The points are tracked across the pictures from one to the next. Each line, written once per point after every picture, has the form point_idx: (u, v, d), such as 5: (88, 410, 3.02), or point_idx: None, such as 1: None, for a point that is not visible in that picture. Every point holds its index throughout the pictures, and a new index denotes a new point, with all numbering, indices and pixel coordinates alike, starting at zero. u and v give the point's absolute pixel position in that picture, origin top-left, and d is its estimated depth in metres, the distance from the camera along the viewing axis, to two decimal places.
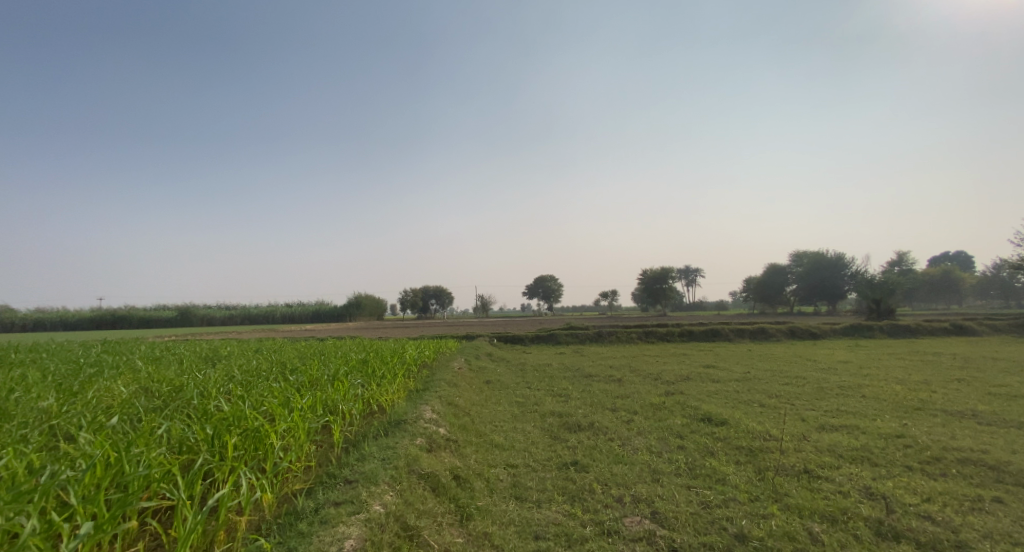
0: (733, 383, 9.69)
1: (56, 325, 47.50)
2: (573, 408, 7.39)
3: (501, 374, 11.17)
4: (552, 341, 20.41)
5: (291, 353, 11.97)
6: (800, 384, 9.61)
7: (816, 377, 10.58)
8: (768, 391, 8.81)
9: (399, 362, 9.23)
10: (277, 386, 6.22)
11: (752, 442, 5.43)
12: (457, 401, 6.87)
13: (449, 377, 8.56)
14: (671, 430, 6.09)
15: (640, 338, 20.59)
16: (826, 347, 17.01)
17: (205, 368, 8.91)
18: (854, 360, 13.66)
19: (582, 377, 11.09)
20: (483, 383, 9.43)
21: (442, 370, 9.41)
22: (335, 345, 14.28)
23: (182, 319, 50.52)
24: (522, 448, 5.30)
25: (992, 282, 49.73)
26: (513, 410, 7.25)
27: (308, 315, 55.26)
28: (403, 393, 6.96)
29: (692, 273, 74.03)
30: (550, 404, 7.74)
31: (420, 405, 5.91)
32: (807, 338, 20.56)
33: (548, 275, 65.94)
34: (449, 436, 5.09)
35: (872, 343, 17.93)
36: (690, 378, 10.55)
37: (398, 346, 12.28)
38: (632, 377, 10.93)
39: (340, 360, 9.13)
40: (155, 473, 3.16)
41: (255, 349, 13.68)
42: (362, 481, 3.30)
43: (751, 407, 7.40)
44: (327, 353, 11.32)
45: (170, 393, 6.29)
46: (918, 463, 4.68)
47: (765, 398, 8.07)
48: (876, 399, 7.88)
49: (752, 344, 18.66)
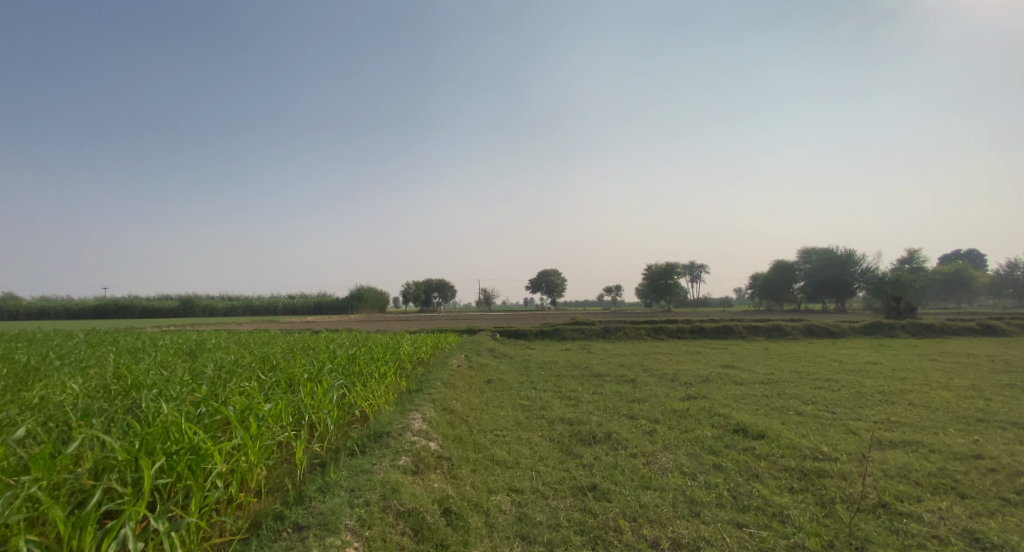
0: (760, 386, 8.79)
1: (59, 312, 47.24)
2: (585, 413, 6.54)
3: (505, 372, 10.32)
4: (557, 337, 19.55)
5: (279, 346, 11.13)
6: (835, 388, 8.70)
7: (848, 380, 9.68)
8: (801, 396, 7.92)
9: (391, 359, 8.38)
10: (247, 388, 5.39)
11: (803, 462, 4.56)
12: (454, 406, 6.02)
13: (446, 377, 7.70)
14: (702, 445, 5.23)
15: (649, 334, 19.72)
16: (848, 347, 16.10)
17: (177, 363, 8.08)
18: (883, 361, 12.72)
19: (591, 377, 10.21)
20: (484, 383, 8.59)
21: (440, 368, 8.57)
22: (328, 338, 13.46)
23: (183, 309, 50.01)
24: (528, 468, 4.44)
25: (1005, 281, 48.59)
26: (517, 416, 6.40)
27: (310, 307, 54.71)
28: (392, 396, 6.12)
29: (698, 269, 73.23)
30: (559, 408, 6.89)
31: (410, 412, 5.06)
32: (826, 337, 19.62)
33: (552, 271, 65.15)
34: (441, 452, 4.22)
35: (896, 343, 16.99)
36: (710, 379, 9.67)
37: (393, 341, 11.44)
38: (646, 377, 10.06)
39: (326, 357, 8.27)
40: (34, 514, 2.33)
41: (243, 341, 12.88)
42: (316, 528, 2.46)
43: (788, 417, 6.52)
44: (316, 347, 10.49)
45: (124, 392, 5.48)
46: (1017, 497, 3.81)
47: (800, 405, 7.19)
48: (928, 408, 6.98)
49: (768, 342, 17.76)
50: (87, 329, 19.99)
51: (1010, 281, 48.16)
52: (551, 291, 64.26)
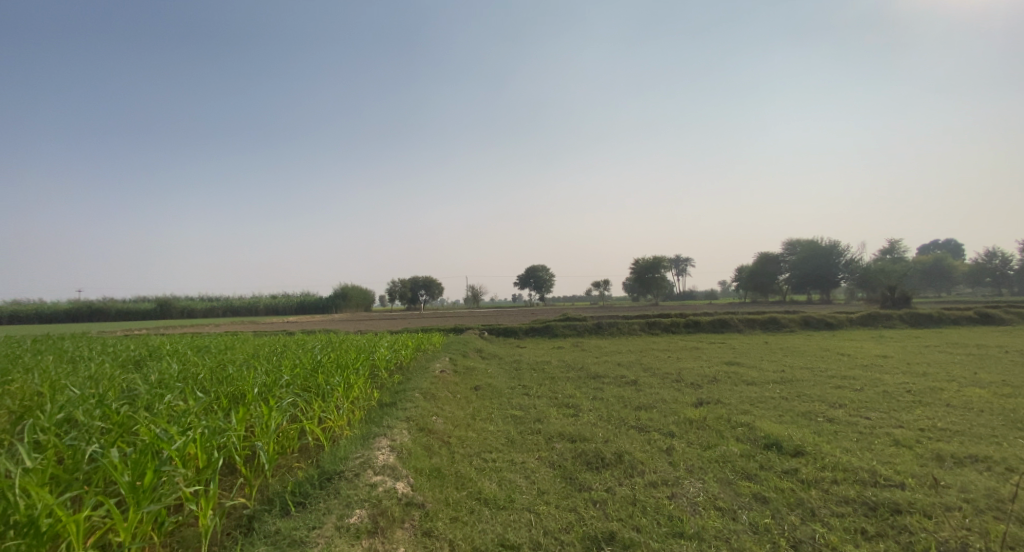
0: (776, 386, 7.97)
1: (29, 317, 45.07)
2: (588, 427, 5.61)
3: (492, 376, 9.39)
4: (548, 334, 18.64)
5: (242, 352, 10.04)
6: (857, 387, 7.91)
7: (867, 377, 8.90)
8: (826, 398, 7.10)
9: (363, 366, 7.37)
10: (175, 414, 4.38)
11: (868, 493, 3.68)
12: (433, 424, 5.06)
13: (426, 385, 6.72)
14: (733, 468, 4.32)
15: (643, 329, 18.94)
16: (851, 340, 15.47)
17: (113, 375, 6.99)
18: (893, 354, 12.05)
19: (588, 379, 9.31)
20: (471, 391, 7.62)
21: (419, 375, 7.58)
22: (301, 341, 12.36)
23: (160, 311, 48.14)
24: (524, 509, 3.49)
25: (983, 269, 49.01)
26: (508, 433, 5.45)
27: (292, 307, 53.11)
28: (359, 414, 5.12)
29: (684, 262, 73.06)
30: (557, 420, 5.96)
31: (375, 438, 4.07)
32: (824, 329, 19.02)
33: (540, 266, 64.41)
34: (412, 496, 3.26)
35: (898, 334, 16.44)
36: (719, 379, 8.81)
37: (371, 343, 10.45)
38: (648, 377, 9.18)
39: (288, 365, 7.22)
40: None
41: (203, 347, 11.68)
42: None
43: (821, 425, 5.67)
44: (283, 353, 9.47)
45: (22, 418, 4.45)
46: None
47: (830, 410, 6.35)
48: (973, 412, 6.20)
49: (767, 335, 17.08)
50: (45, 333, 18.59)
51: (989, 269, 48.62)
52: (539, 287, 63.37)
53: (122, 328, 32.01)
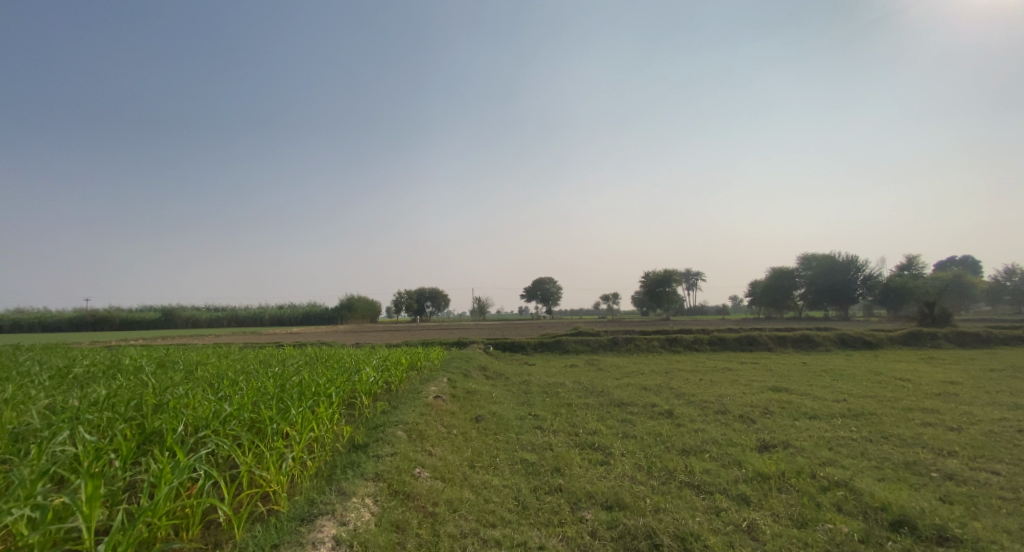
0: (848, 423, 6.46)
1: (35, 326, 44.46)
2: (626, 487, 4.16)
3: (498, 402, 7.98)
4: (559, 350, 17.19)
5: (212, 369, 8.74)
6: (951, 424, 6.38)
7: (953, 409, 7.35)
8: (923, 441, 5.57)
9: (340, 391, 6.00)
10: (39, 468, 3.03)
11: None
12: (415, 482, 3.63)
13: (414, 418, 5.32)
14: None
15: (663, 345, 17.42)
16: (899, 361, 13.87)
17: (31, 397, 5.69)
18: (961, 380, 10.45)
19: (612, 407, 7.85)
20: (471, 424, 6.20)
21: (407, 403, 6.16)
22: (283, 357, 10.96)
23: (164, 320, 47.33)
24: None
25: (1004, 287, 47.02)
26: (517, 495, 4.00)
27: (297, 318, 52.08)
28: (313, 466, 3.73)
29: (693, 276, 71.44)
30: (583, 475, 4.50)
31: (314, 521, 2.67)
32: (862, 348, 17.35)
33: (548, 280, 63.05)
34: None
35: (950, 356, 14.78)
36: (772, 411, 7.29)
37: (360, 360, 9.12)
38: (685, 408, 7.68)
39: (246, 389, 5.87)
40: None
41: (173, 361, 10.35)
42: None
43: (944, 489, 4.16)
44: (256, 371, 8.10)
45: None
46: None
47: (940, 461, 4.84)
48: None
49: (802, 354, 15.48)
50: (31, 342, 17.46)
51: (1009, 287, 46.87)
52: (546, 300, 61.87)
53: (121, 337, 31.14)
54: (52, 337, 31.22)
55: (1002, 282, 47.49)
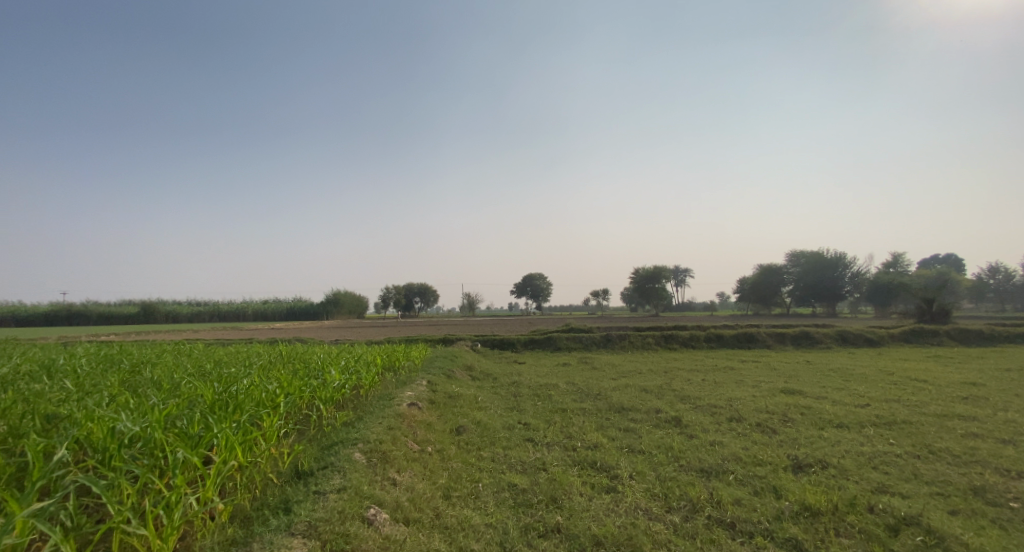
0: (883, 434, 5.65)
1: (5, 320, 42.46)
2: (642, 529, 3.28)
3: (483, 407, 7.06)
4: (550, 347, 16.31)
5: (160, 370, 7.72)
6: (999, 435, 5.62)
7: (991, 416, 6.60)
8: (979, 459, 4.77)
9: (295, 398, 5.06)
10: None
11: None
12: (365, 533, 2.71)
13: (378, 435, 4.41)
14: None
15: (658, 342, 16.66)
16: (906, 360, 13.25)
17: None
18: (981, 381, 9.77)
19: (612, 414, 6.97)
20: (450, 437, 5.29)
21: (373, 414, 5.23)
22: (246, 355, 9.88)
23: (143, 315, 45.55)
24: None
25: (987, 286, 47.40)
26: (504, 541, 3.09)
27: (282, 313, 50.69)
28: (229, 513, 2.81)
29: (682, 273, 71.24)
30: (585, 510, 3.61)
31: None
32: (864, 346, 16.73)
33: (539, 276, 62.25)
34: None
35: (956, 354, 14.23)
36: (792, 419, 6.47)
37: (329, 360, 8.15)
38: (693, 414, 6.84)
39: (182, 396, 4.92)
40: None
41: (118, 361, 9.21)
42: None
43: None
44: (206, 373, 7.09)
45: None
46: None
47: (1013, 488, 4.04)
48: None
49: (804, 352, 14.79)
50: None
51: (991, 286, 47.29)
52: (535, 296, 61.13)
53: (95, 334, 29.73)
54: (20, 333, 29.64)
55: (985, 281, 47.84)
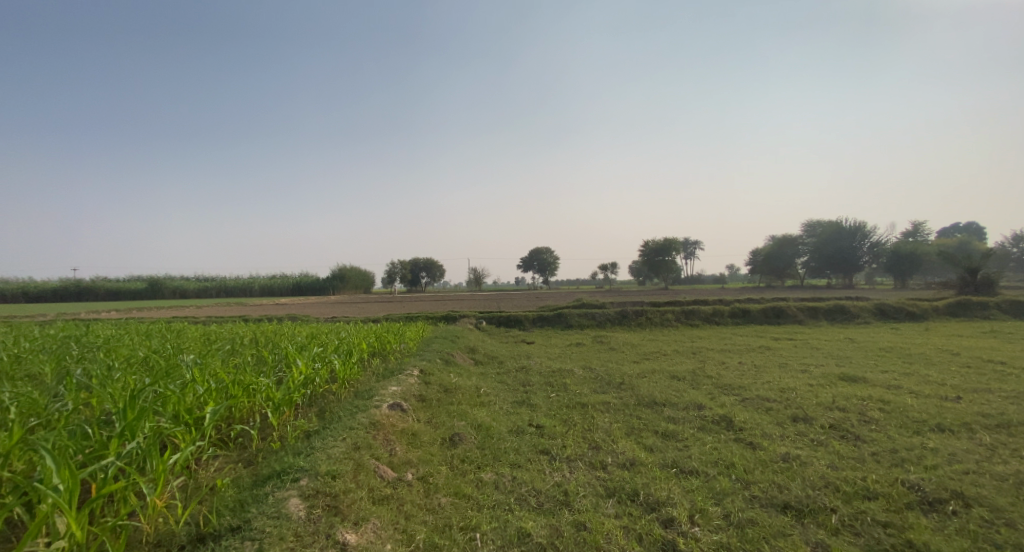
0: (1009, 444, 4.31)
1: (17, 297, 41.73)
2: None
3: (485, 403, 5.78)
4: (561, 324, 15.04)
5: (104, 360, 6.52)
6: None
7: None
8: None
9: (234, 403, 3.79)
10: None
11: None
12: None
13: (334, 462, 3.14)
14: None
15: (678, 319, 15.32)
16: (963, 337, 11.81)
17: None
18: None
19: (644, 412, 5.67)
20: (440, 453, 4.01)
21: (338, 425, 3.93)
22: (216, 338, 8.61)
23: (151, 291, 44.88)
24: None
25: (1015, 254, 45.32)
26: None
27: (288, 289, 49.82)
28: None
29: (692, 245, 69.32)
30: None
31: None
32: (904, 321, 15.28)
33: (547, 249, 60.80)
34: None
35: (1016, 329, 12.75)
36: (875, 420, 5.11)
37: (306, 345, 6.90)
38: (746, 413, 5.51)
39: (81, 403, 3.66)
40: None
41: (69, 346, 8.00)
42: None
43: None
44: (152, 365, 5.85)
45: None
46: None
47: None
48: None
49: (842, 329, 13.39)
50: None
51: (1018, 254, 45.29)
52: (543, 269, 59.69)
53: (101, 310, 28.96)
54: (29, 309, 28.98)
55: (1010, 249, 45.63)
